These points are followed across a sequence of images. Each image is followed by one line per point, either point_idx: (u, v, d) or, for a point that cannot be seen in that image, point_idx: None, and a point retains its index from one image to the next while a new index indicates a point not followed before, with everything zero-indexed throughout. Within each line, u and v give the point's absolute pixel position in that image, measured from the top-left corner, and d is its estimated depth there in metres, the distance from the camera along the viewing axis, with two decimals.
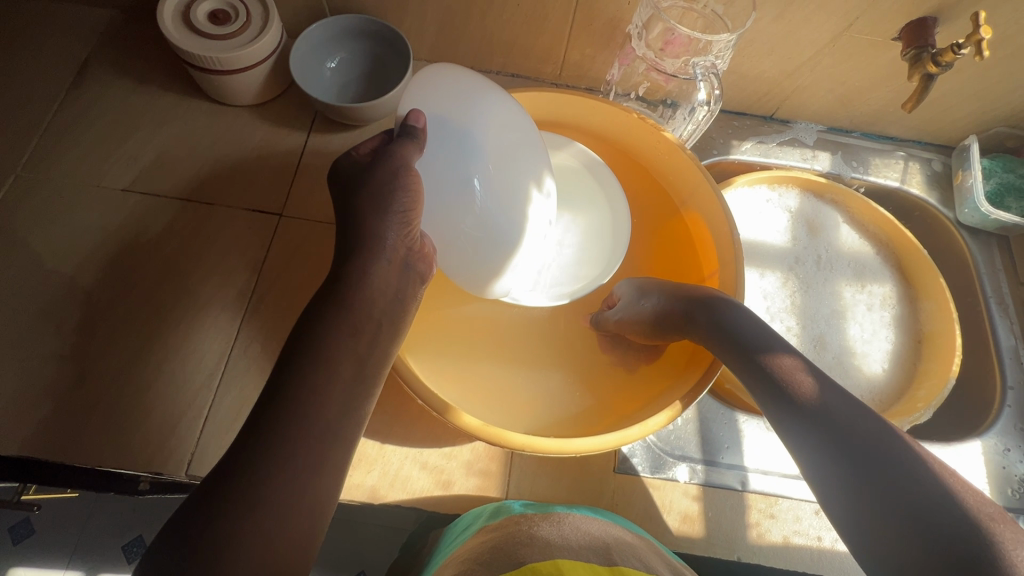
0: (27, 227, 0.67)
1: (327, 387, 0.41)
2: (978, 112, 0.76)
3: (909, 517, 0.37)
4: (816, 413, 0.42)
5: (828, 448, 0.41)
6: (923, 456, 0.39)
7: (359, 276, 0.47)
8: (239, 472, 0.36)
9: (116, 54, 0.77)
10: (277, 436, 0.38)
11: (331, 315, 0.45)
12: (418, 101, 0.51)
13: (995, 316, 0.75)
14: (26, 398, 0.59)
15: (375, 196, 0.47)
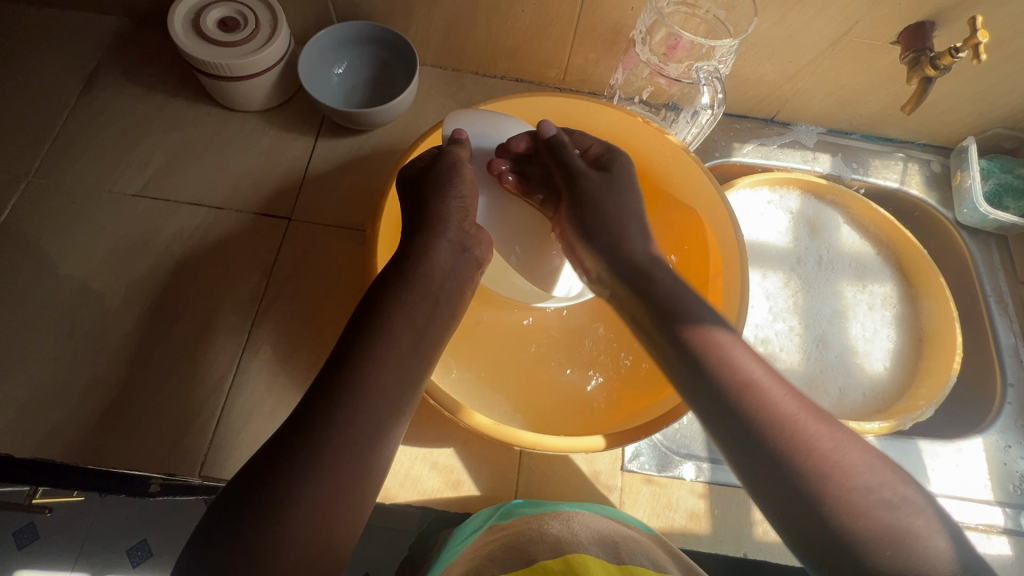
0: (38, 232, 0.68)
1: (368, 381, 0.42)
2: (976, 114, 0.77)
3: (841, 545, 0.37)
4: (762, 424, 0.41)
5: (771, 461, 0.40)
6: (810, 431, 0.41)
7: (422, 256, 0.51)
8: (279, 463, 0.37)
9: (125, 61, 0.78)
10: (319, 427, 0.39)
11: (381, 308, 0.46)
12: (462, 123, 0.64)
13: (995, 314, 0.76)
14: (41, 400, 0.60)
15: (440, 182, 0.55)
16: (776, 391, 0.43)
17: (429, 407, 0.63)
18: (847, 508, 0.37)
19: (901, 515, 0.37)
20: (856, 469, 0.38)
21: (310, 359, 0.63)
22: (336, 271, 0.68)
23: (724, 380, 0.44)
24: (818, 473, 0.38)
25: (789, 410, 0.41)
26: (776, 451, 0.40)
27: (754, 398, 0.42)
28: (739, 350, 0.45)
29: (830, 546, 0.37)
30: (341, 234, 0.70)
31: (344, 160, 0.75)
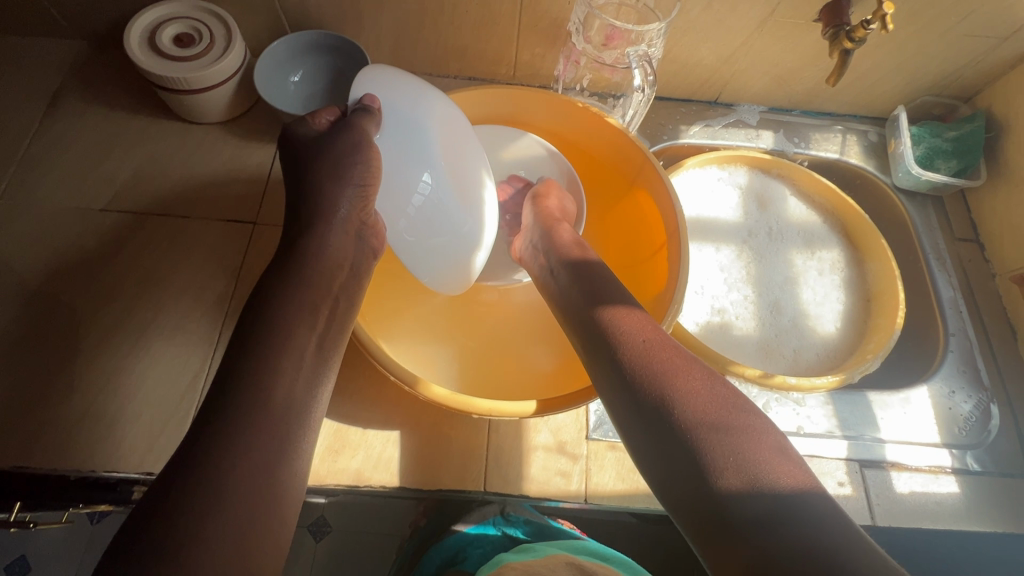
0: (6, 250, 0.69)
1: (281, 364, 0.44)
2: (902, 84, 0.82)
3: (682, 479, 0.39)
4: (631, 372, 0.45)
5: (634, 406, 0.44)
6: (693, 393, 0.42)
7: (318, 243, 0.53)
8: (196, 453, 0.38)
9: (86, 82, 0.80)
10: (233, 416, 0.40)
11: (286, 295, 0.48)
12: (374, 89, 0.57)
13: (935, 270, 0.80)
14: (15, 412, 0.61)
15: (335, 168, 0.53)
16: (655, 343, 0.47)
17: (400, 392, 0.66)
18: (694, 443, 0.40)
19: (745, 452, 0.39)
20: (707, 409, 0.41)
21: None
22: None
23: (613, 337, 0.48)
24: (672, 412, 0.42)
25: (659, 365, 0.45)
26: (643, 397, 0.44)
27: (631, 351, 0.47)
28: (619, 313, 0.50)
29: (687, 492, 0.39)
30: None
31: None
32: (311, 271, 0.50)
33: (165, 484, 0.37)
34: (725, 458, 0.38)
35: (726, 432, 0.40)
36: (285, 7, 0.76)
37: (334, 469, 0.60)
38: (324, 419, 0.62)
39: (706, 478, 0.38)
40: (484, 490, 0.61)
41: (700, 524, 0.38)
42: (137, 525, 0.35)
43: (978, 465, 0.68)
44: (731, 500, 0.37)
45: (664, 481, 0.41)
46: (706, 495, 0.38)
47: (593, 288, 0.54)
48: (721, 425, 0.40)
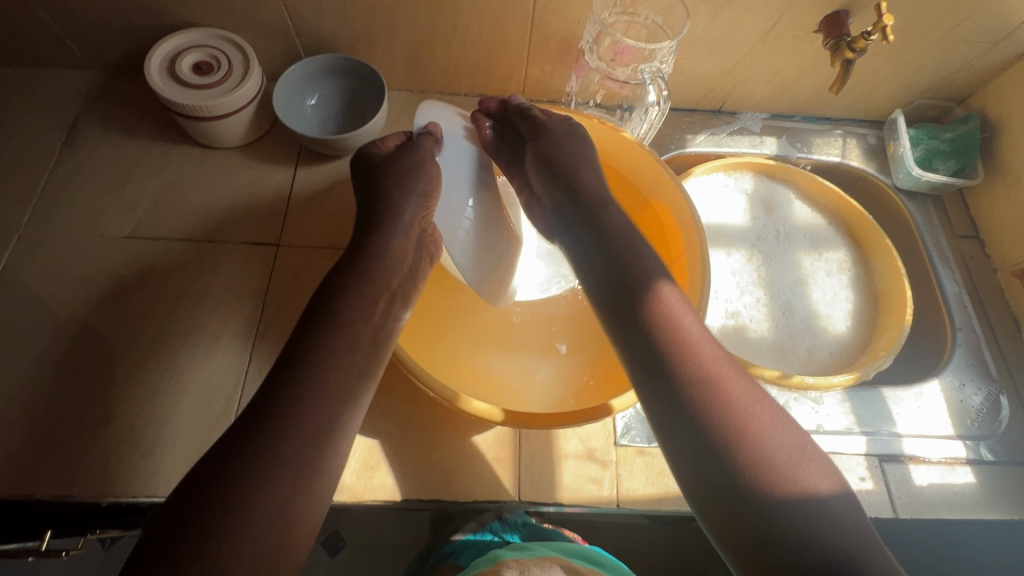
0: (34, 280, 0.70)
1: (329, 368, 0.46)
2: (899, 88, 0.85)
3: (729, 488, 0.41)
4: (681, 374, 0.46)
5: (680, 408, 0.44)
6: (736, 400, 0.44)
7: (382, 245, 0.55)
8: (239, 452, 0.40)
9: (104, 111, 0.81)
10: (278, 418, 0.42)
11: (344, 296, 0.50)
12: (435, 114, 0.63)
13: (938, 267, 0.83)
14: (52, 441, 0.62)
15: (404, 177, 0.57)
16: (707, 350, 0.47)
17: (431, 406, 0.67)
18: (744, 456, 0.41)
19: (795, 472, 0.41)
20: (757, 427, 0.43)
21: None
22: None
23: (653, 331, 0.48)
24: (723, 421, 0.43)
25: (701, 365, 0.46)
26: (686, 396, 0.45)
27: (684, 347, 0.47)
28: (663, 306, 0.50)
29: (727, 494, 0.41)
30: (328, 253, 0.74)
31: (324, 185, 0.79)
32: (360, 274, 0.53)
33: (203, 479, 0.39)
34: (775, 475, 0.40)
35: (768, 442, 0.42)
36: (300, 32, 0.78)
37: (371, 485, 0.62)
38: (358, 436, 0.64)
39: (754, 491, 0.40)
40: (518, 500, 0.63)
41: (738, 532, 0.40)
42: (176, 515, 0.38)
43: (992, 455, 0.70)
44: (777, 515, 0.39)
45: (705, 487, 0.42)
46: (752, 507, 0.40)
47: (628, 275, 0.52)
48: (773, 443, 0.42)
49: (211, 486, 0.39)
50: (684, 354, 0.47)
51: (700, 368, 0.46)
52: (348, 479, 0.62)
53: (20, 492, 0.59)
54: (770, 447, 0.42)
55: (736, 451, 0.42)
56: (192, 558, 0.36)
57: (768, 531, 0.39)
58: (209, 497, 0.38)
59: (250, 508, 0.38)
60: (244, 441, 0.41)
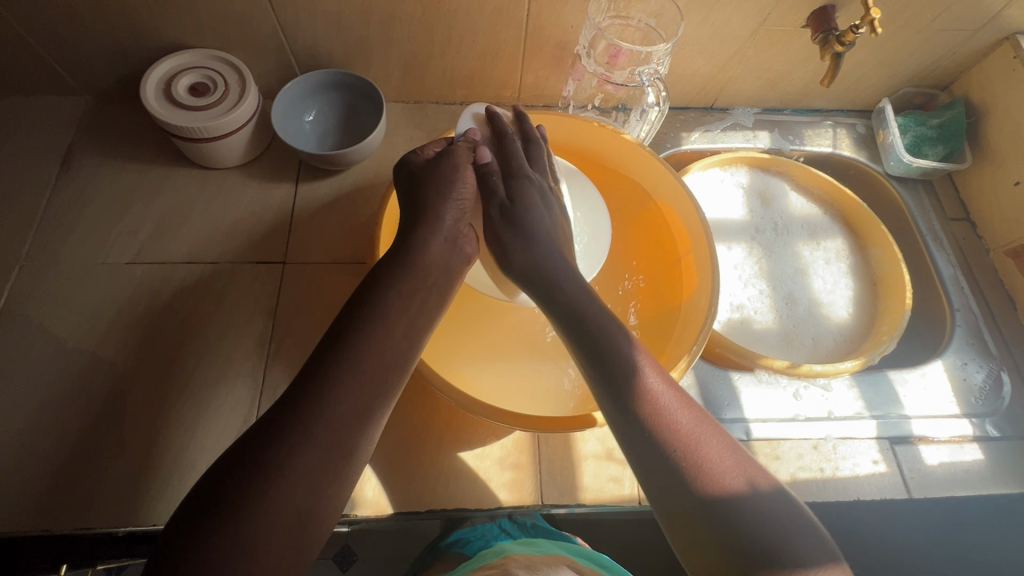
0: (39, 312, 0.69)
1: (364, 366, 0.45)
2: (885, 78, 0.87)
3: (673, 495, 0.43)
4: (630, 402, 0.47)
5: (624, 418, 0.47)
6: (679, 412, 0.46)
7: (419, 245, 0.55)
8: (264, 446, 0.40)
9: (98, 137, 0.80)
10: (304, 416, 0.42)
11: (381, 296, 0.50)
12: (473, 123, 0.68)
13: (933, 251, 0.85)
14: (68, 472, 0.61)
15: (440, 182, 0.59)
16: (648, 368, 0.49)
17: (449, 415, 0.67)
18: (682, 461, 0.43)
19: (726, 467, 0.43)
20: (693, 430, 0.45)
21: None
22: (336, 302, 0.72)
23: (602, 349, 0.50)
24: (662, 430, 0.45)
25: (646, 380, 0.48)
26: (637, 414, 0.46)
27: (621, 361, 0.49)
28: (610, 326, 0.51)
29: (681, 503, 0.43)
30: (336, 268, 0.74)
31: (327, 200, 0.79)
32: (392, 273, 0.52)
33: (231, 471, 0.39)
34: (722, 486, 0.42)
35: (710, 449, 0.44)
36: (295, 49, 0.78)
37: (395, 498, 0.62)
38: (378, 450, 0.64)
39: (694, 493, 0.42)
40: (542, 503, 0.63)
41: (684, 534, 0.43)
42: (198, 508, 0.38)
43: (998, 431, 0.72)
44: (717, 514, 0.41)
45: (653, 492, 0.45)
46: (707, 520, 0.42)
47: (562, 295, 0.54)
48: (713, 451, 0.44)
49: (237, 479, 0.39)
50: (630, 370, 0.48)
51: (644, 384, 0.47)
52: (372, 493, 0.62)
53: (37, 527, 0.58)
54: (713, 453, 0.44)
55: (678, 456, 0.44)
56: (211, 552, 0.36)
57: (721, 533, 0.41)
58: (234, 492, 0.38)
59: (267, 503, 0.38)
60: (271, 441, 0.40)
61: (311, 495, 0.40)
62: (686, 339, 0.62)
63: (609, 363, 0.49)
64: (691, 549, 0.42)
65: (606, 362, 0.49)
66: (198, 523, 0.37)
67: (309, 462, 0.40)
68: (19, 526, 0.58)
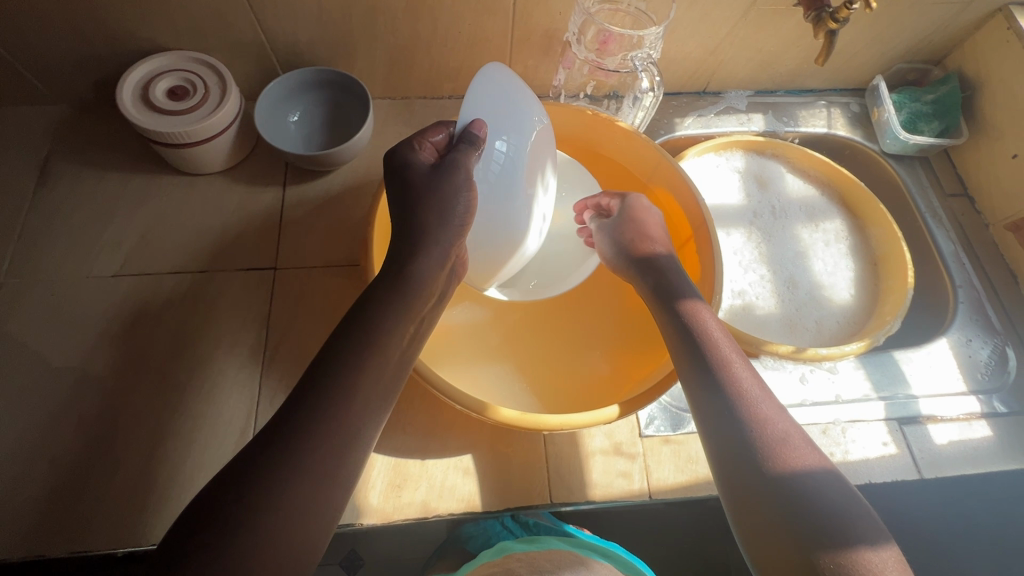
0: (23, 330, 0.67)
1: (359, 386, 0.44)
2: (878, 55, 0.86)
3: (747, 470, 0.44)
4: (714, 371, 0.49)
5: (707, 395, 0.49)
6: (759, 391, 0.48)
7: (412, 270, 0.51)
8: (256, 472, 0.39)
9: (76, 146, 0.78)
10: (296, 438, 0.40)
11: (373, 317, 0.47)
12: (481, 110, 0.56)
13: (933, 228, 0.84)
14: (61, 495, 0.59)
15: (442, 206, 0.53)
16: (731, 349, 0.51)
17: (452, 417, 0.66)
18: (763, 444, 0.45)
19: (805, 464, 0.44)
20: (774, 424, 0.46)
21: None
22: (331, 307, 0.70)
23: (690, 325, 0.53)
24: (743, 412, 0.47)
25: (729, 356, 0.50)
26: (714, 382, 0.49)
27: (711, 347, 0.51)
28: (702, 307, 0.54)
29: (745, 468, 0.45)
30: (328, 272, 0.72)
31: (316, 201, 0.76)
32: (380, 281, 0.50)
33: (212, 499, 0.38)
34: (790, 461, 0.44)
35: (784, 428, 0.46)
36: (275, 47, 0.75)
37: (400, 504, 0.60)
38: (381, 456, 0.62)
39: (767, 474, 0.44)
40: (550, 502, 0.62)
41: (748, 511, 0.44)
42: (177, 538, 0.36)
43: (1005, 407, 0.71)
44: (787, 499, 0.42)
45: (723, 467, 0.46)
46: (768, 488, 0.43)
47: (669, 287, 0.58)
48: (786, 430, 0.46)
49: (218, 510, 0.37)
50: (714, 346, 0.51)
51: (725, 360, 0.50)
52: (376, 501, 0.60)
53: (32, 552, 0.57)
54: (785, 434, 0.45)
55: (757, 439, 0.45)
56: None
57: (783, 502, 0.42)
58: (218, 519, 0.36)
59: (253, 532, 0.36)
60: (257, 466, 0.39)
61: (301, 519, 0.39)
62: None
63: (692, 337, 0.52)
64: (751, 528, 0.44)
65: (690, 336, 0.52)
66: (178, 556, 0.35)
67: (295, 485, 0.39)
68: (13, 552, 0.56)
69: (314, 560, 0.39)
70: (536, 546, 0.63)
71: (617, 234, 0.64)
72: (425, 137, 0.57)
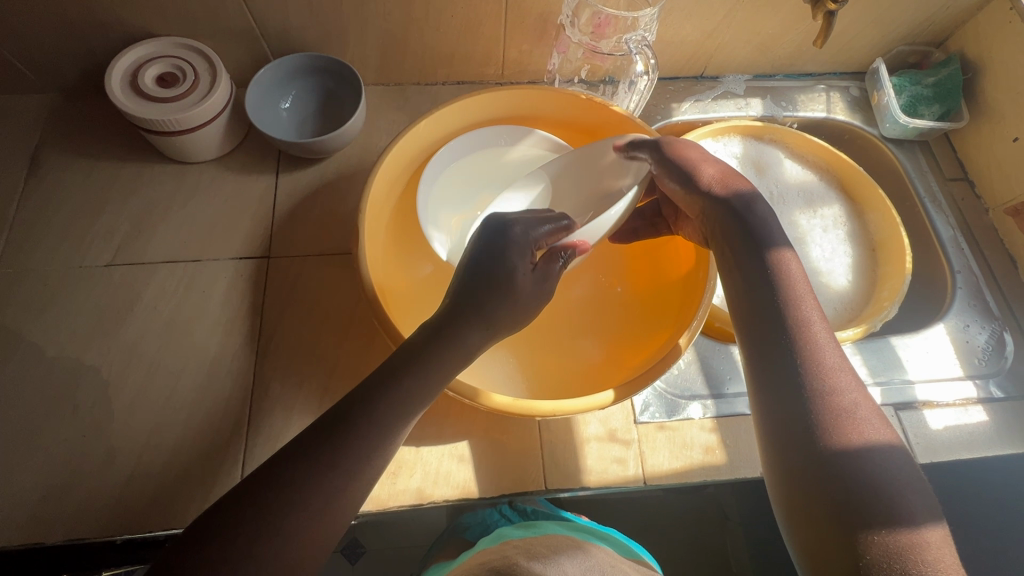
0: (16, 321, 0.67)
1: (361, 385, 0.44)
2: (879, 37, 0.85)
3: (802, 432, 0.44)
4: (789, 333, 0.47)
5: (774, 352, 0.47)
6: (838, 360, 0.46)
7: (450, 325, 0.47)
8: (263, 473, 0.41)
9: (67, 135, 0.77)
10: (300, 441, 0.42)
11: None
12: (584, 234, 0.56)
13: (932, 212, 0.83)
14: (57, 484, 0.59)
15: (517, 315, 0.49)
16: (814, 312, 0.48)
17: (447, 404, 0.66)
18: (822, 411, 0.44)
19: (868, 435, 0.43)
20: (843, 389, 0.44)
21: (323, 383, 0.65)
22: (325, 296, 0.70)
23: (771, 279, 0.50)
24: (807, 375, 0.45)
25: (808, 319, 0.48)
26: (786, 343, 0.47)
27: (788, 302, 0.49)
28: (790, 261, 0.51)
29: (806, 432, 0.44)
30: (321, 261, 0.72)
31: (309, 190, 0.76)
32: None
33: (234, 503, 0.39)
34: (855, 433, 0.43)
35: (858, 401, 0.44)
36: (265, 32, 0.74)
37: (394, 491, 0.61)
38: None
39: (823, 439, 0.43)
40: (545, 487, 0.62)
41: (792, 470, 0.44)
42: (200, 541, 0.38)
43: (1002, 391, 0.71)
44: (839, 465, 0.42)
45: (776, 426, 0.46)
46: (827, 455, 0.42)
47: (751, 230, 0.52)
48: (857, 402, 0.44)
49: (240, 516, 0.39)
50: (794, 307, 0.48)
51: (804, 323, 0.48)
52: (372, 487, 0.61)
53: (31, 540, 0.57)
54: (858, 406, 0.44)
55: (818, 402, 0.44)
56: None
57: (842, 473, 0.42)
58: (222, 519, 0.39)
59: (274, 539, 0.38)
60: (280, 471, 0.40)
61: (317, 523, 0.40)
62: (687, 316, 0.61)
63: (769, 294, 0.49)
64: (790, 486, 0.44)
65: (765, 293, 0.50)
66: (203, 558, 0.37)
67: (315, 496, 0.40)
68: (11, 540, 0.57)
69: (308, 545, 0.39)
70: (534, 530, 0.60)
71: (674, 166, 0.57)
72: (540, 239, 0.53)
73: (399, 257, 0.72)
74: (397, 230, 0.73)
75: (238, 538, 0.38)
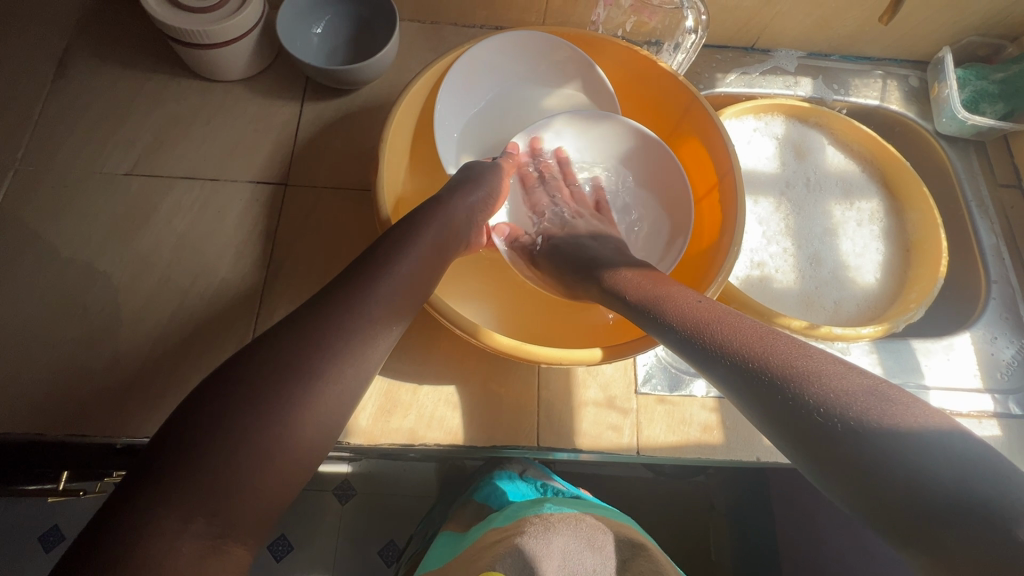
0: (34, 219, 0.67)
1: (366, 303, 0.43)
2: (951, 24, 0.79)
3: (783, 405, 0.30)
4: (695, 337, 0.39)
5: (700, 358, 0.38)
6: (752, 333, 0.36)
7: (416, 268, 0.48)
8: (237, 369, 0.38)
9: (96, 41, 0.76)
10: (288, 340, 0.39)
11: (381, 255, 0.47)
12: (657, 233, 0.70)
13: (977, 218, 0.79)
14: (62, 380, 0.60)
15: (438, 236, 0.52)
16: (700, 306, 0.42)
17: (449, 349, 0.65)
18: (778, 389, 0.31)
19: (843, 381, 0.29)
20: (764, 335, 0.36)
21: None
22: (341, 230, 0.69)
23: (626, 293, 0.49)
24: (745, 345, 0.35)
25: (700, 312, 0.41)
26: (700, 346, 0.38)
27: (671, 305, 0.44)
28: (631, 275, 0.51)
29: (792, 427, 0.30)
30: (339, 194, 0.71)
31: (333, 121, 0.74)
32: (399, 232, 0.49)
33: (203, 390, 0.37)
34: (826, 392, 0.29)
35: (804, 358, 0.32)
36: None
37: (387, 429, 0.61)
38: (376, 377, 0.62)
39: (805, 400, 0.30)
40: (537, 445, 0.62)
41: (827, 463, 0.28)
42: (171, 427, 0.36)
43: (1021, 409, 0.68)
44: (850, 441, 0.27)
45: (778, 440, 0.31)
46: (827, 441, 0.28)
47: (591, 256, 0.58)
48: (807, 357, 0.32)
49: (214, 392, 0.37)
50: (680, 310, 0.42)
51: (700, 322, 0.40)
52: (365, 423, 0.61)
53: (33, 431, 0.58)
54: (808, 360, 0.32)
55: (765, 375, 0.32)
56: (189, 495, 0.33)
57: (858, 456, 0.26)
58: (193, 410, 0.36)
59: (249, 442, 0.35)
60: (263, 371, 0.38)
61: None
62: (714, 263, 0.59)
63: (655, 308, 0.44)
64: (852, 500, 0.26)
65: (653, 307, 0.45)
66: (168, 450, 0.34)
67: (295, 386, 0.38)
68: (15, 429, 0.58)
69: None
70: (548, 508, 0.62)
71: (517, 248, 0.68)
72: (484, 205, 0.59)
73: (427, 174, 0.74)
74: (417, 154, 0.72)
75: (193, 427, 0.35)
